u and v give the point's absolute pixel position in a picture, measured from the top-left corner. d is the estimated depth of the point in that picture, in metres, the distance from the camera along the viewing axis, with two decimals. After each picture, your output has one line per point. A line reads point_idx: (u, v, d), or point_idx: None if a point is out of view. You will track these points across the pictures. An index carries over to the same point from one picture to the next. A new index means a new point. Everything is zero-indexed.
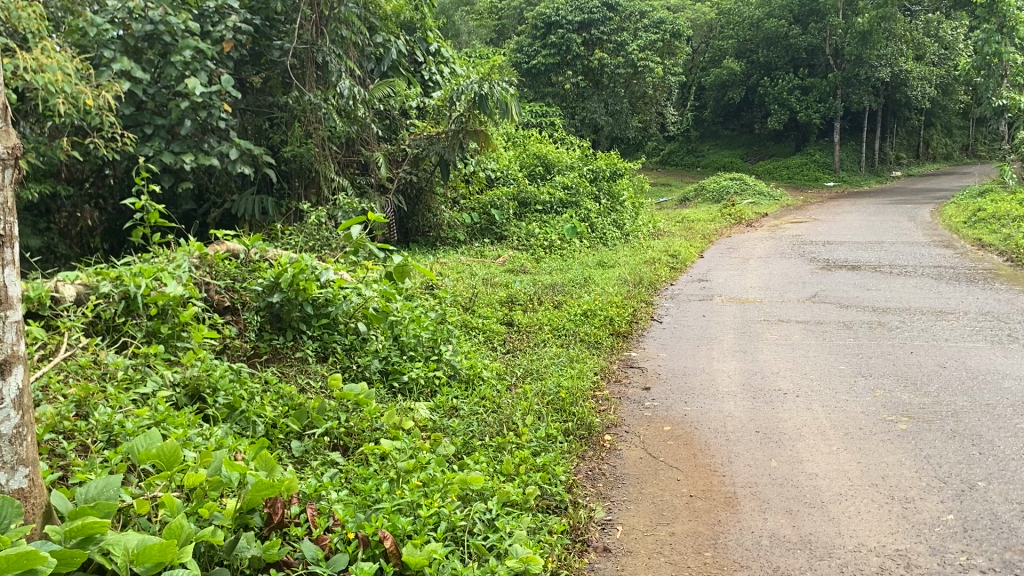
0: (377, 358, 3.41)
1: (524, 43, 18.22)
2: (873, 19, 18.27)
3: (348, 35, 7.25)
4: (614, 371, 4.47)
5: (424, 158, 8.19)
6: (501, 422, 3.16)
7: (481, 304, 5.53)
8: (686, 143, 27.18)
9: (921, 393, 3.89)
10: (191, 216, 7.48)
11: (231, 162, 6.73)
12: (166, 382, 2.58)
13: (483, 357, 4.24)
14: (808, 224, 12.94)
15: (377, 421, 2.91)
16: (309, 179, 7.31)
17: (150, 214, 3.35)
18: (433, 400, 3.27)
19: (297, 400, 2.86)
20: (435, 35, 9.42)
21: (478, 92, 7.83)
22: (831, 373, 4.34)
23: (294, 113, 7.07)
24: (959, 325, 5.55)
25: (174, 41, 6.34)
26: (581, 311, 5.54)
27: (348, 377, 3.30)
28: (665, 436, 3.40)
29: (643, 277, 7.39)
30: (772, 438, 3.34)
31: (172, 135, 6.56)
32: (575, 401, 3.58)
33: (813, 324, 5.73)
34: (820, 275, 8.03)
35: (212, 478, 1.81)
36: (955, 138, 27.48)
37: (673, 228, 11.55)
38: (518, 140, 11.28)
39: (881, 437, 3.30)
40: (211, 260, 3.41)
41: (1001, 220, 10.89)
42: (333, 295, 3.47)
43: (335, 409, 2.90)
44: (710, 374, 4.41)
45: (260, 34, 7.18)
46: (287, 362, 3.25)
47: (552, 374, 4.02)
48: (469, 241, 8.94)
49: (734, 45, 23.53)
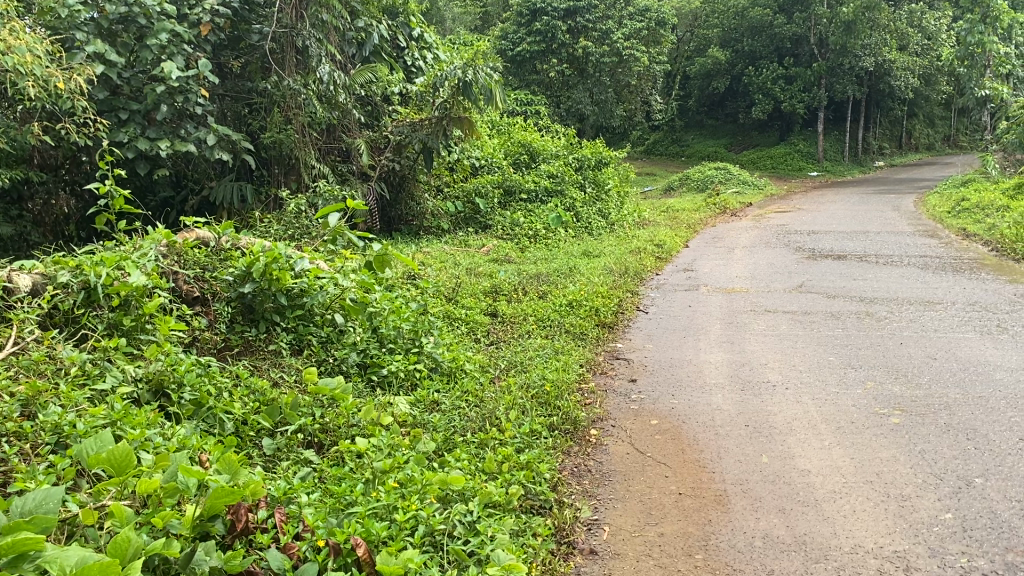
0: (356, 351, 3.29)
1: (509, 31, 18.03)
2: (857, 9, 18.21)
3: (328, 19, 7.03)
4: (599, 364, 4.36)
5: (407, 146, 8.03)
6: (483, 417, 3.04)
7: (464, 294, 5.41)
8: (671, 133, 27.11)
9: (913, 385, 3.81)
10: (168, 203, 7.33)
11: (209, 148, 6.59)
12: (128, 378, 2.44)
13: (466, 349, 4.13)
14: (792, 214, 12.89)
15: (355, 417, 2.80)
16: (288, 166, 7.17)
17: (116, 199, 3.17)
18: (412, 395, 3.16)
19: (269, 395, 2.75)
20: (418, 20, 9.23)
21: (462, 78, 7.67)
22: (820, 364, 4.26)
23: (272, 99, 6.92)
24: (948, 315, 5.47)
25: (149, 24, 6.16)
26: (567, 302, 5.42)
27: (324, 372, 3.17)
28: (652, 430, 3.30)
29: (629, 266, 7.30)
30: (761, 432, 3.24)
31: (148, 120, 6.38)
32: (560, 394, 3.47)
33: (801, 314, 5.64)
34: (806, 264, 7.96)
35: (167, 484, 1.70)
36: (938, 127, 27.55)
37: (659, 217, 11.46)
38: (503, 128, 11.13)
39: (874, 431, 3.21)
40: (180, 248, 3.22)
41: (986, 210, 10.86)
42: (308, 285, 3.32)
43: (309, 404, 2.79)
44: (697, 365, 4.31)
45: (239, 18, 7.00)
46: (259, 355, 3.12)
47: (536, 367, 3.91)
48: (453, 229, 8.81)
49: (719, 34, 23.43)
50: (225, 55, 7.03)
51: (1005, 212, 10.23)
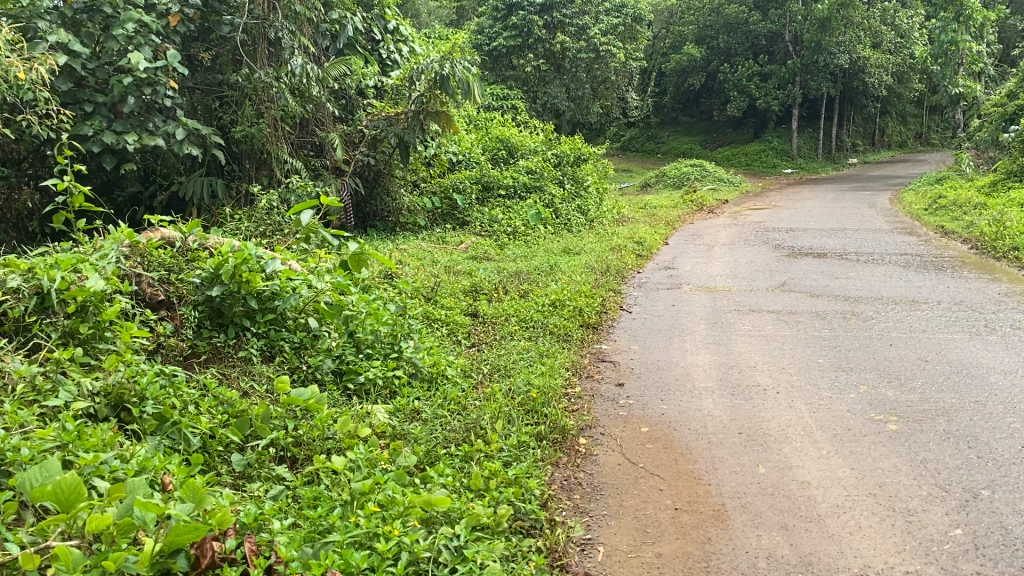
0: (332, 357, 3.12)
1: (484, 25, 17.79)
2: (832, 6, 18.21)
3: (302, 11, 6.81)
4: (585, 367, 4.22)
5: (382, 140, 7.85)
6: (467, 428, 2.90)
7: (444, 294, 5.24)
8: (646, 129, 27.08)
9: (907, 389, 3.70)
10: (136, 199, 7.10)
11: (178, 142, 6.38)
12: (83, 393, 2.26)
13: (447, 352, 3.97)
14: (770, 211, 12.84)
15: (330, 432, 2.64)
16: (260, 160, 6.98)
17: (74, 197, 2.96)
18: (391, 404, 3.01)
19: (239, 407, 2.59)
20: (393, 13, 9.04)
21: (439, 72, 7.50)
22: (811, 367, 4.14)
23: (244, 92, 6.71)
24: (934, 315, 5.40)
25: (115, 14, 5.93)
26: (549, 302, 5.27)
27: (298, 380, 2.99)
28: (643, 438, 3.16)
29: (610, 264, 7.17)
30: (756, 440, 3.12)
31: (114, 113, 6.15)
32: (546, 401, 3.32)
33: (786, 314, 5.54)
34: (787, 262, 7.88)
35: (122, 521, 1.56)
36: (911, 125, 27.75)
37: (637, 214, 11.35)
38: (480, 123, 10.97)
39: (872, 439, 3.10)
40: (144, 249, 3.02)
41: (963, 207, 10.87)
42: (280, 288, 3.13)
43: (282, 417, 2.63)
44: (685, 368, 4.18)
45: (209, 9, 6.77)
46: (228, 362, 2.94)
47: (521, 372, 3.76)
48: (430, 226, 8.64)
49: (695, 31, 23.40)
50: (195, 47, 6.80)
51: (983, 210, 10.22)
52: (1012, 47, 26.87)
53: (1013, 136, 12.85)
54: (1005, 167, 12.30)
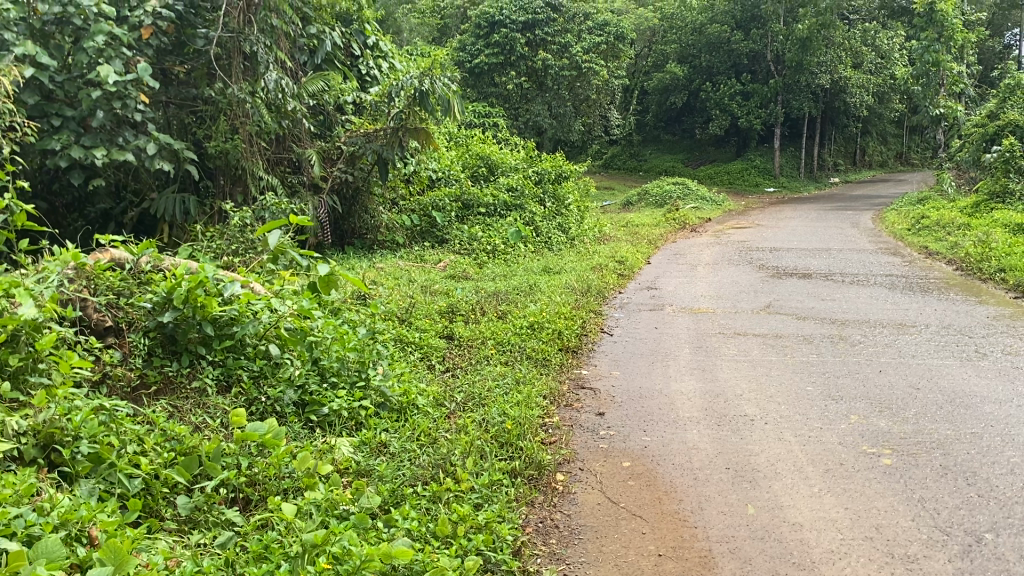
0: (295, 387, 2.94)
1: (467, 42, 17.65)
2: (813, 27, 18.21)
3: (278, 24, 6.72)
4: (563, 394, 4.04)
5: (360, 157, 7.68)
6: (436, 466, 2.72)
7: (419, 315, 5.05)
8: (628, 147, 27.09)
9: (899, 419, 3.56)
10: (107, 215, 6.88)
11: (149, 157, 6.18)
12: (7, 434, 2.04)
13: (420, 379, 3.79)
14: (751, 230, 12.75)
15: (287, 471, 2.45)
16: (234, 177, 6.81)
17: (16, 216, 2.75)
18: (356, 436, 2.84)
19: (188, 443, 2.40)
20: (373, 28, 8.91)
21: (418, 88, 7.37)
22: (799, 394, 3.99)
23: (218, 107, 6.56)
24: (922, 339, 5.28)
25: (86, 26, 5.74)
26: (528, 324, 5.10)
27: (256, 413, 2.80)
28: (623, 474, 2.98)
29: (591, 284, 7.01)
30: (745, 476, 2.95)
31: (83, 127, 5.96)
32: (522, 433, 3.14)
33: (771, 337, 5.40)
34: (771, 283, 7.77)
35: None
36: (891, 145, 27.94)
37: (619, 232, 11.21)
38: (461, 139, 10.82)
39: (866, 475, 2.94)
40: (91, 271, 2.81)
41: (946, 228, 10.83)
42: (239, 312, 2.93)
43: (234, 455, 2.44)
44: (668, 396, 4.00)
45: (184, 22, 6.61)
46: (180, 394, 2.74)
47: (496, 401, 3.57)
48: (408, 243, 8.45)
49: (677, 50, 23.47)
50: (169, 60, 6.62)
51: (966, 230, 10.17)
52: (991, 69, 27.13)
53: (995, 156, 12.86)
54: (986, 188, 12.29)
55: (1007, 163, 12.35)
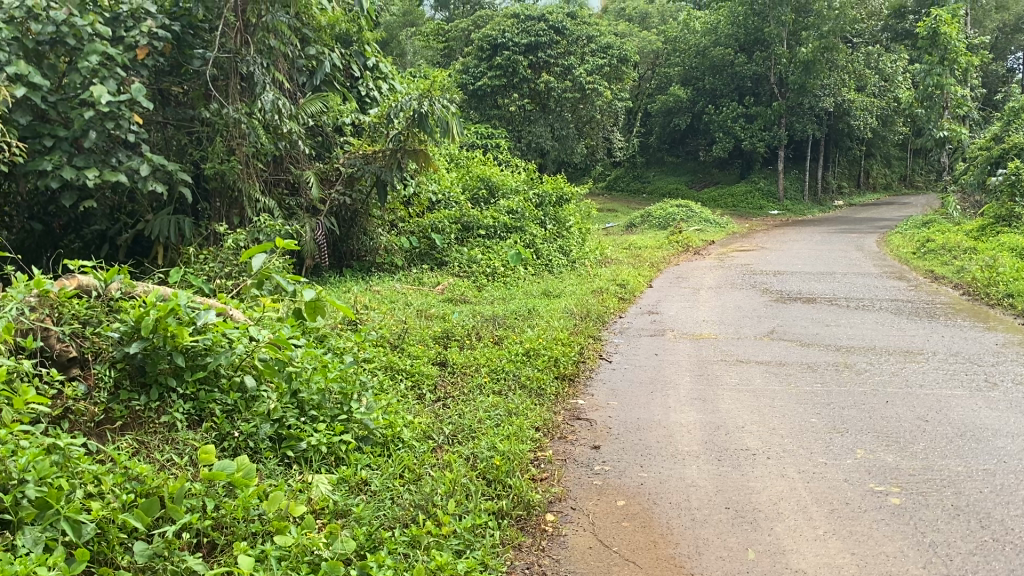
0: (271, 421, 2.81)
1: (470, 65, 17.65)
2: (816, 49, 18.17)
3: (276, 46, 6.72)
4: (558, 426, 3.88)
5: (359, 178, 7.58)
6: (416, 506, 2.58)
7: (412, 341, 4.91)
8: (631, 169, 27.07)
9: (907, 454, 3.40)
10: (104, 236, 6.80)
11: (142, 178, 6.06)
12: None
13: (408, 410, 3.64)
14: (754, 253, 12.58)
15: (256, 513, 2.31)
16: (230, 199, 6.69)
17: None
18: (335, 473, 2.71)
19: (150, 484, 2.26)
20: (373, 50, 8.84)
21: (417, 110, 7.26)
22: (803, 427, 3.83)
23: (215, 128, 6.46)
24: (930, 368, 5.12)
25: (80, 45, 5.64)
26: (523, 351, 4.95)
27: (228, 449, 2.66)
28: (618, 513, 2.82)
29: (591, 309, 6.86)
30: (745, 517, 2.79)
31: (76, 147, 5.85)
32: (511, 470, 2.99)
33: (775, 365, 5.24)
34: (775, 307, 7.62)
35: None
36: (895, 168, 27.85)
37: (621, 255, 11.06)
38: (462, 162, 10.70)
39: (874, 517, 2.78)
40: (56, 299, 2.67)
41: (952, 251, 10.67)
42: (212, 342, 2.79)
43: (199, 496, 2.30)
44: (668, 429, 3.84)
45: (183, 43, 6.54)
46: (147, 429, 2.61)
47: (487, 434, 3.42)
48: (407, 266, 8.31)
49: (680, 73, 23.49)
50: (165, 81, 6.52)
51: (973, 254, 10.01)
52: (994, 92, 27.07)
53: (1000, 179, 12.71)
54: (992, 211, 12.14)
55: (1013, 186, 12.20)
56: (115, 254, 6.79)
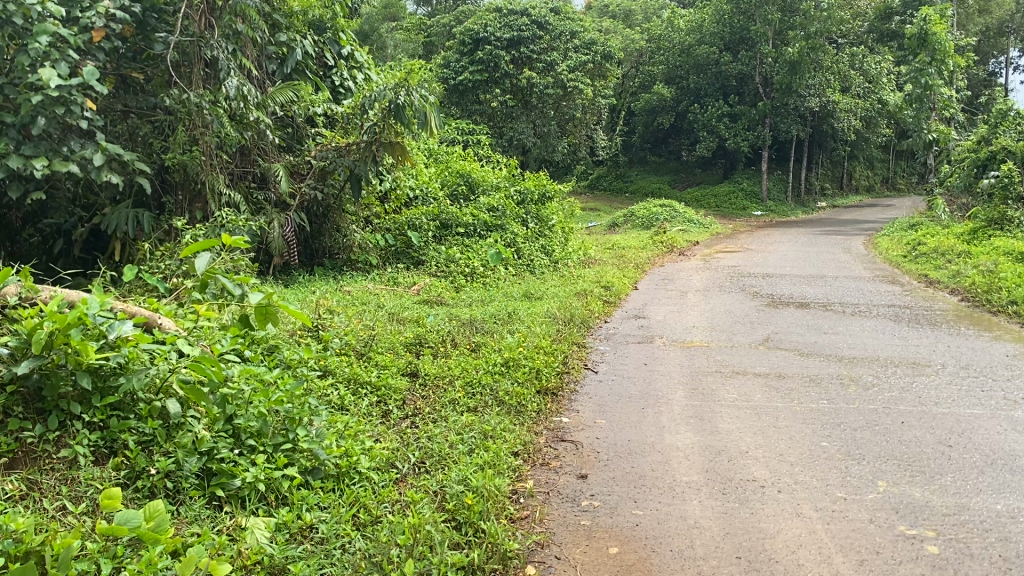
0: (198, 453, 2.37)
1: (450, 59, 17.19)
2: (803, 49, 17.80)
3: (244, 31, 6.24)
4: (540, 451, 3.44)
5: (331, 172, 7.11)
6: (369, 562, 2.15)
7: (379, 350, 4.44)
8: (614, 168, 26.74)
9: (936, 488, 3.00)
10: (60, 230, 6.29)
11: (96, 169, 5.55)
12: None
13: (369, 432, 3.18)
14: (741, 254, 12.21)
15: (164, 575, 1.87)
16: (193, 192, 6.17)
17: None
18: (273, 518, 2.28)
19: (28, 542, 1.81)
20: (348, 37, 8.32)
21: (393, 100, 6.79)
22: (814, 453, 3.42)
23: (177, 116, 5.96)
24: (942, 382, 4.73)
25: (27, 25, 5.07)
26: (502, 361, 4.50)
27: (141, 490, 2.21)
28: (611, 566, 2.39)
29: (575, 313, 6.42)
30: (759, 571, 2.37)
31: (25, 134, 5.33)
32: (485, 511, 2.56)
33: (775, 378, 4.83)
34: (768, 312, 7.23)
35: None
36: (878, 170, 27.64)
37: (604, 255, 10.64)
38: (441, 157, 10.24)
39: (912, 571, 2.36)
40: None
41: (945, 255, 10.32)
42: (128, 360, 2.35)
43: (92, 559, 1.85)
44: (663, 453, 3.41)
45: (145, 26, 6.03)
46: (41, 466, 2.16)
47: (458, 462, 2.98)
48: (382, 265, 7.84)
49: (664, 71, 23.10)
50: (127, 67, 6.00)
51: (967, 258, 9.65)
52: (978, 94, 26.91)
53: (992, 182, 12.36)
54: (984, 214, 11.76)
55: (1005, 189, 11.82)
56: (71, 250, 6.29)
